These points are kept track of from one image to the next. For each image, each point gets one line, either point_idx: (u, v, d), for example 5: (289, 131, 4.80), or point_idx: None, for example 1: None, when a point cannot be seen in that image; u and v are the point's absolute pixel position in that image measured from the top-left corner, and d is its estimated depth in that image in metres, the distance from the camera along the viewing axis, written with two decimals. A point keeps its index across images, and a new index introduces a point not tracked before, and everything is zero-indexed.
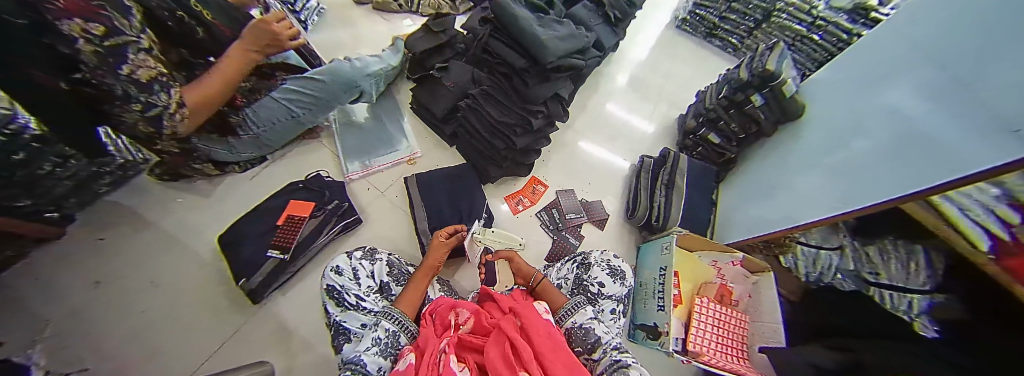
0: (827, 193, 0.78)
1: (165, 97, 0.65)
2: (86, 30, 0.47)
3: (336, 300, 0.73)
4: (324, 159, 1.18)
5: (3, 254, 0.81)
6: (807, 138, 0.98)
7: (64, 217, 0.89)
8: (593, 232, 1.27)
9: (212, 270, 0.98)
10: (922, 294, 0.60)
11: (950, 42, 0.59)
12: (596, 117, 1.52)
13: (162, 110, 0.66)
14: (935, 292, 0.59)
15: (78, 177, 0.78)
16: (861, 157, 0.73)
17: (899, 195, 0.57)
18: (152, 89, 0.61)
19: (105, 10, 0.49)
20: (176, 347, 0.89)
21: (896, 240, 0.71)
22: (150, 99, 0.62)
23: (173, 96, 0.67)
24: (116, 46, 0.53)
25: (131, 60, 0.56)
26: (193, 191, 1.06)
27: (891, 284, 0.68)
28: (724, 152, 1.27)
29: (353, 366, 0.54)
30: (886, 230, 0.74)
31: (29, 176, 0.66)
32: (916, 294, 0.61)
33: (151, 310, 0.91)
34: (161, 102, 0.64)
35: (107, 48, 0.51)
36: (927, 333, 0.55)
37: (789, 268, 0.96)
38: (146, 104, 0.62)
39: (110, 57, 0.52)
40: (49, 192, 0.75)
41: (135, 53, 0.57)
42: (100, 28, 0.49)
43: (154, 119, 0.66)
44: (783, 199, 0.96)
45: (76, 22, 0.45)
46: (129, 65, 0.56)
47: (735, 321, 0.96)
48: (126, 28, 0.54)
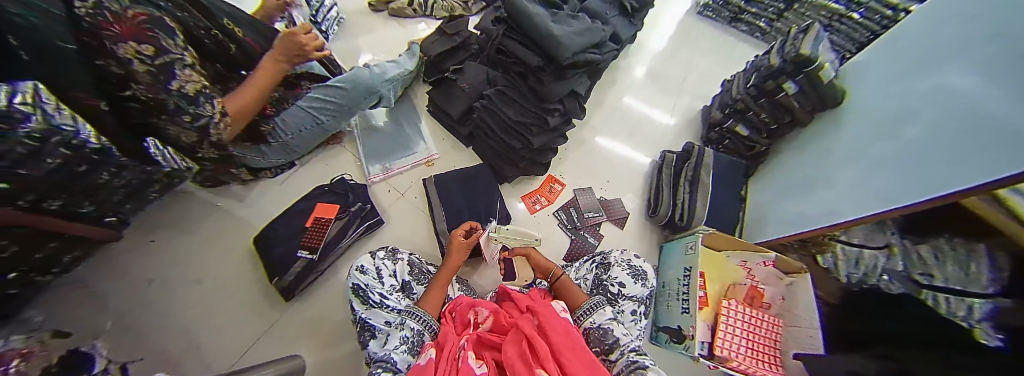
0: (874, 188, 0.72)
1: (210, 108, 0.70)
2: (138, 52, 0.52)
3: (362, 298, 0.75)
4: (347, 162, 1.23)
5: (73, 256, 0.90)
6: (850, 127, 0.91)
7: (122, 221, 0.98)
8: (613, 231, 1.24)
9: (248, 270, 1.05)
10: (984, 298, 0.53)
11: (1008, 20, 0.54)
12: (615, 112, 1.48)
13: (208, 120, 0.71)
14: (1000, 296, 0.51)
15: (132, 186, 0.86)
16: (911, 147, 0.67)
17: (959, 189, 0.51)
18: (199, 101, 0.66)
19: (153, 32, 0.53)
20: (216, 342, 0.96)
21: (955, 240, 0.62)
22: (196, 111, 0.67)
23: (216, 107, 0.71)
24: (166, 64, 0.57)
25: (179, 76, 0.60)
26: (229, 195, 1.14)
27: (948, 287, 0.60)
28: (754, 144, 1.20)
29: (383, 363, 0.56)
30: (942, 226, 0.65)
31: (91, 185, 0.73)
32: (977, 298, 0.54)
33: (193, 307, 0.99)
34: (206, 112, 0.69)
35: (158, 67, 0.56)
36: (991, 341, 0.49)
37: (827, 268, 0.90)
38: (195, 115, 0.67)
39: (160, 75, 0.57)
40: (107, 199, 0.82)
41: (181, 70, 0.61)
42: (150, 49, 0.53)
43: (202, 129, 0.72)
44: (823, 195, 0.89)
45: (130, 45, 0.50)
46: (177, 80, 0.60)
47: (767, 325, 0.91)
48: (172, 47, 0.58)
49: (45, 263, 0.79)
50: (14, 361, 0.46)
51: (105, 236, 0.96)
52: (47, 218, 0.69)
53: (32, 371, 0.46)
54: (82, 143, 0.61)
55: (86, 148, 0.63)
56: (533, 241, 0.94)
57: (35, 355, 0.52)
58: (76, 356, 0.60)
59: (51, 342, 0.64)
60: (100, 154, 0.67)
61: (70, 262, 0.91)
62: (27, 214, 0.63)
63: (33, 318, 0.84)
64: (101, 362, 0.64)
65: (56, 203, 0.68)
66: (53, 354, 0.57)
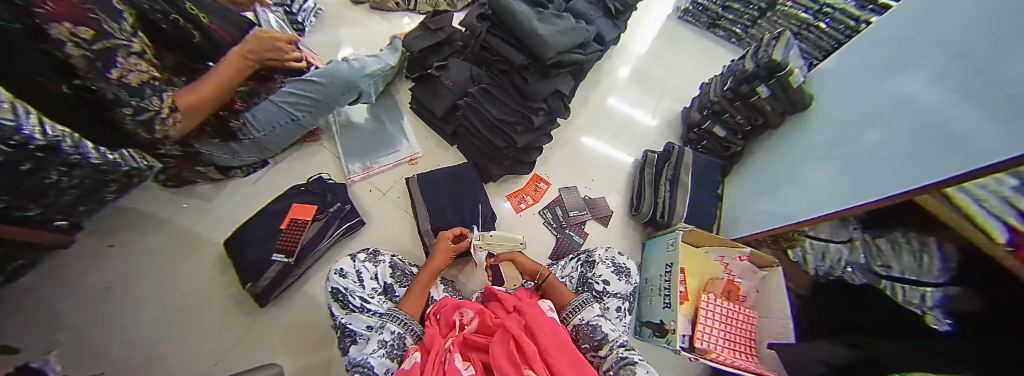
0: (839, 185, 0.76)
1: (157, 102, 0.65)
2: (74, 34, 0.47)
3: (342, 303, 0.72)
4: (326, 160, 1.18)
5: (16, 263, 0.82)
6: (815, 130, 0.96)
7: (73, 225, 0.90)
8: (597, 229, 1.26)
9: (218, 275, 0.99)
10: (935, 286, 0.57)
11: (959, 32, 0.58)
12: (599, 112, 1.50)
13: (154, 115, 0.66)
14: (949, 285, 0.55)
15: (84, 186, 0.79)
16: (873, 149, 0.71)
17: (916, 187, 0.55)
18: (143, 93, 0.62)
19: (94, 14, 0.50)
20: (184, 352, 0.90)
21: (907, 233, 0.67)
22: (141, 103, 0.63)
23: (165, 100, 0.67)
24: (106, 50, 0.53)
25: (121, 63, 0.56)
26: (196, 196, 1.07)
27: (905, 277, 0.64)
28: (730, 145, 1.25)
29: (360, 368, 0.54)
30: (897, 222, 0.69)
31: (37, 186, 0.67)
32: (929, 287, 0.58)
33: (158, 316, 0.92)
34: (152, 106, 0.65)
35: (96, 52, 0.52)
36: (942, 327, 0.53)
37: (797, 262, 0.94)
38: (137, 108, 0.63)
39: (98, 61, 0.52)
40: (57, 201, 0.76)
41: (124, 57, 0.57)
42: (89, 32, 0.49)
43: (146, 123, 0.66)
44: (794, 192, 0.93)
45: (65, 25, 0.46)
46: (117, 69, 0.56)
47: (743, 317, 0.95)
48: (116, 32, 0.54)
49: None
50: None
51: (52, 242, 0.88)
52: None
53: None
54: (26, 139, 0.58)
55: (31, 145, 0.60)
56: (519, 244, 0.96)
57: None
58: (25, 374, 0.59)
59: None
60: (46, 151, 0.63)
61: (12, 270, 0.83)
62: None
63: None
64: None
65: None
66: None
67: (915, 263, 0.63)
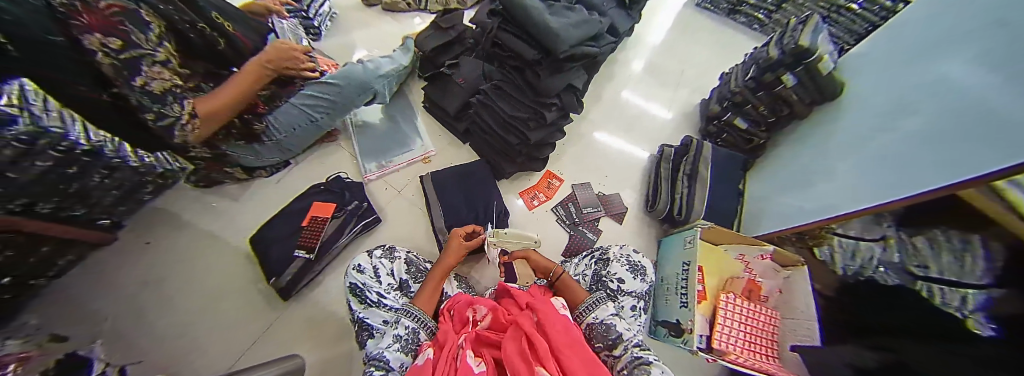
0: (872, 180, 0.72)
1: (178, 108, 0.67)
2: (104, 44, 0.50)
3: (360, 298, 0.74)
4: (343, 160, 1.21)
5: (68, 259, 0.89)
6: (848, 121, 0.90)
7: (116, 223, 0.97)
8: (611, 226, 1.24)
9: (246, 271, 1.05)
10: (978, 288, 0.53)
11: (1006, 10, 0.54)
12: (613, 106, 1.47)
13: (174, 121, 0.68)
14: (991, 286, 0.51)
15: (124, 187, 0.85)
16: (909, 140, 0.66)
17: (957, 181, 0.51)
18: (165, 100, 0.64)
19: (126, 26, 0.52)
20: (216, 343, 0.96)
21: (947, 231, 0.62)
22: (161, 109, 0.64)
23: (186, 106, 0.69)
24: (132, 59, 0.55)
25: (145, 72, 0.58)
26: (224, 196, 1.13)
27: (942, 278, 0.60)
28: (752, 138, 1.20)
29: (377, 362, 0.57)
30: (934, 220, 0.66)
31: (82, 188, 0.73)
32: (970, 289, 0.54)
33: (191, 309, 0.99)
34: (173, 112, 0.67)
35: (124, 61, 0.54)
36: (985, 332, 0.48)
37: (823, 260, 0.90)
38: (158, 114, 0.65)
39: (124, 69, 0.55)
40: (100, 202, 0.82)
41: (149, 66, 0.59)
42: (118, 42, 0.51)
43: (166, 129, 0.69)
44: (823, 188, 0.89)
45: (96, 36, 0.48)
46: (142, 77, 0.58)
47: (764, 318, 0.93)
48: (143, 42, 0.56)
49: (38, 267, 0.79)
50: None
51: (98, 239, 0.95)
52: (38, 222, 0.68)
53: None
54: (72, 145, 0.63)
55: (76, 150, 0.65)
56: (531, 242, 0.96)
57: (37, 359, 0.57)
58: (76, 362, 0.64)
59: (47, 346, 0.67)
60: (90, 155, 0.68)
61: (63, 265, 0.90)
62: (18, 218, 0.63)
63: (29, 323, 0.84)
64: (98, 366, 0.69)
65: (47, 206, 0.67)
66: (49, 358, 0.61)
67: (956, 265, 0.59)
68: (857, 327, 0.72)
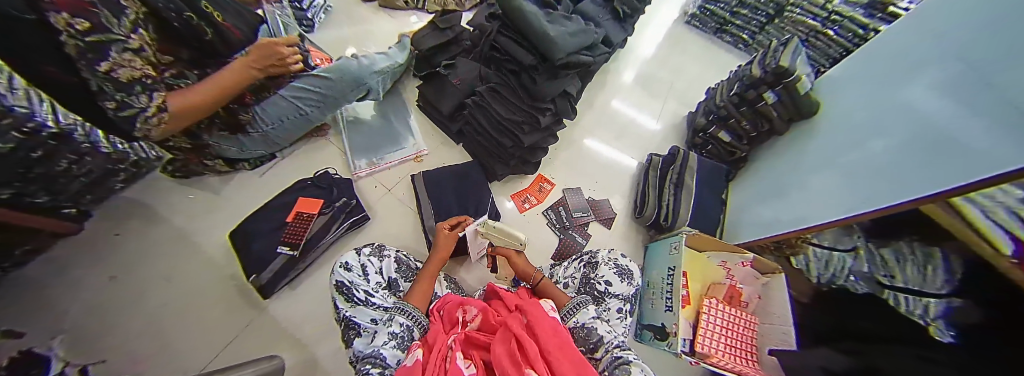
0: (842, 193, 0.77)
1: (146, 99, 0.64)
2: (71, 25, 0.47)
3: (346, 296, 0.72)
4: (332, 156, 1.19)
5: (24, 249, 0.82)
6: (821, 136, 0.96)
7: (81, 213, 0.91)
8: (600, 230, 1.26)
9: (224, 267, 1.00)
10: (937, 297, 0.57)
11: (970, 40, 0.58)
12: (605, 114, 1.50)
13: (138, 112, 0.64)
14: (951, 296, 0.55)
15: (94, 174, 0.82)
16: (878, 156, 0.71)
17: (919, 196, 0.55)
18: (132, 90, 0.61)
19: (96, 9, 0.50)
20: (186, 342, 0.91)
21: (912, 243, 0.66)
22: (126, 98, 0.61)
23: (155, 99, 0.65)
24: (101, 43, 0.52)
25: (113, 57, 0.55)
26: (204, 187, 1.08)
27: (907, 287, 0.64)
28: (735, 150, 1.24)
29: (373, 359, 0.55)
30: (902, 230, 0.69)
31: (47, 173, 0.70)
32: (932, 299, 0.57)
33: (161, 305, 0.93)
34: (139, 103, 0.63)
35: (90, 44, 0.51)
36: (944, 339, 0.53)
37: (800, 269, 0.92)
38: (122, 103, 0.61)
39: (89, 52, 0.51)
40: (66, 188, 0.78)
41: (119, 52, 0.56)
42: (85, 24, 0.49)
43: (127, 120, 0.64)
44: (796, 199, 0.94)
45: (62, 15, 0.45)
46: (108, 62, 0.55)
47: (745, 322, 0.95)
48: (115, 26, 0.54)
49: None
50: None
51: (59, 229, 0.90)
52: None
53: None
54: (37, 126, 0.62)
55: (44, 133, 0.64)
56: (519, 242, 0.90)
57: None
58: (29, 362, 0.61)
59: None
60: (59, 138, 0.68)
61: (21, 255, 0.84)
62: None
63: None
64: (56, 364, 0.66)
65: (7, 191, 0.64)
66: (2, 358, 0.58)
67: (920, 275, 0.62)
68: (831, 335, 0.76)
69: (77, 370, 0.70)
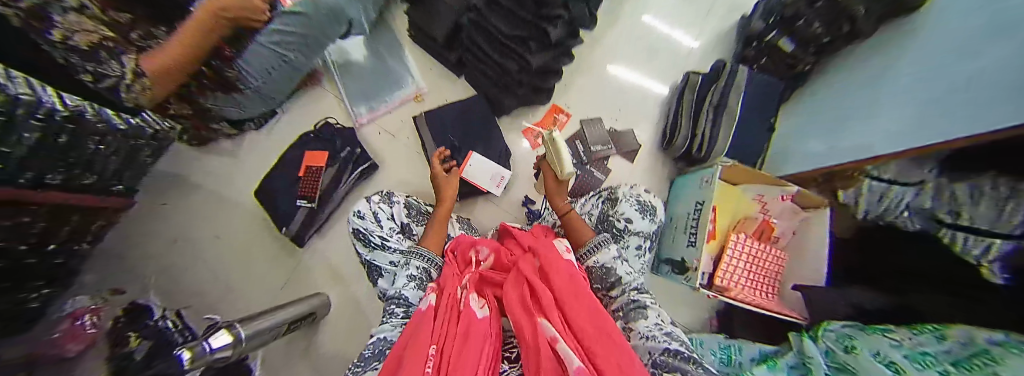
0: (928, 120, 0.60)
1: (117, 66, 0.58)
2: None
3: (364, 242, 0.76)
4: (330, 105, 1.12)
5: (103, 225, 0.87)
6: (916, 37, 0.72)
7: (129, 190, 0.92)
8: (620, 165, 1.19)
9: (260, 223, 1.07)
10: (1004, 237, 0.50)
11: None
12: (632, 27, 1.26)
13: (118, 81, 0.60)
14: None
15: (121, 152, 0.76)
16: (978, 68, 0.53)
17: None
18: (99, 57, 0.54)
19: None
20: (249, 288, 1.04)
21: (996, 182, 0.51)
22: (99, 68, 0.55)
23: (126, 64, 0.60)
24: (38, 7, 0.43)
25: (59, 22, 0.46)
26: (220, 151, 1.08)
27: (971, 226, 0.55)
28: (797, 63, 1.01)
29: (397, 300, 0.60)
30: (984, 160, 0.53)
31: (82, 156, 0.64)
32: (998, 238, 0.50)
33: (217, 259, 1.05)
34: (113, 71, 0.58)
35: (28, 11, 0.41)
36: (999, 281, 0.51)
37: (846, 203, 0.81)
38: (97, 74, 0.55)
39: (35, 21, 0.43)
40: (105, 168, 0.75)
41: (63, 15, 0.47)
42: None
43: (113, 90, 0.61)
44: (865, 126, 0.78)
45: None
46: (58, 29, 0.47)
47: (774, 260, 0.91)
48: None
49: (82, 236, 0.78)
50: (69, 322, 0.58)
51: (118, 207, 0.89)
52: (57, 195, 0.63)
53: (104, 323, 0.66)
54: (50, 112, 0.49)
55: (57, 117, 0.52)
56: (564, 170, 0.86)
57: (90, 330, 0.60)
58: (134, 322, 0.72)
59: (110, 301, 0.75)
60: (74, 121, 0.56)
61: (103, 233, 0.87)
62: (38, 194, 0.57)
63: (89, 278, 0.81)
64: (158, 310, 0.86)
65: (56, 177, 0.60)
66: (108, 319, 0.68)
67: (994, 214, 0.51)
68: (884, 285, 0.71)
69: (176, 313, 0.90)
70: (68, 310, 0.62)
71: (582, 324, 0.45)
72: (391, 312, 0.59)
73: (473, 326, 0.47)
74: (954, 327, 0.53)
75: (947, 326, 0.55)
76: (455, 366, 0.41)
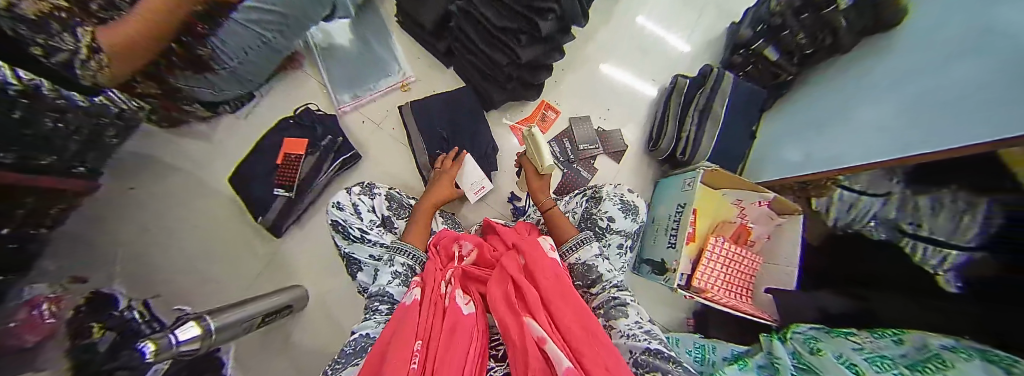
0: (899, 133, 0.63)
1: (71, 40, 0.50)
2: None
3: (343, 234, 0.73)
4: (313, 90, 1.08)
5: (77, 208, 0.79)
6: (894, 53, 0.74)
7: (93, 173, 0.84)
8: (608, 164, 1.20)
9: (236, 210, 1.03)
10: (959, 248, 0.53)
11: None
12: (623, 26, 1.26)
13: (71, 54, 0.52)
14: (977, 250, 0.50)
15: (84, 132, 0.73)
16: (950, 85, 0.55)
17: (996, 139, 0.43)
18: (52, 29, 0.46)
19: None
20: (224, 278, 1.00)
21: (955, 194, 0.54)
22: (48, 41, 0.47)
23: (82, 38, 0.51)
24: None
25: None
26: (194, 135, 1.03)
27: (929, 237, 0.58)
28: (780, 73, 1.03)
29: (382, 297, 0.60)
30: (948, 176, 0.54)
31: (39, 133, 0.61)
32: (952, 249, 0.54)
33: (189, 247, 1.00)
34: (66, 45, 0.50)
35: None
36: (953, 289, 0.55)
37: (819, 211, 0.85)
38: (47, 48, 0.48)
39: None
40: (66, 147, 0.70)
41: None
42: None
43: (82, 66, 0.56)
44: (841, 136, 0.80)
45: None
46: None
47: (748, 262, 0.95)
48: None
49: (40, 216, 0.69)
50: (25, 311, 0.52)
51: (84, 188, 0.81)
52: (12, 175, 0.58)
53: (64, 312, 0.60)
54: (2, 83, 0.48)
55: (9, 90, 0.50)
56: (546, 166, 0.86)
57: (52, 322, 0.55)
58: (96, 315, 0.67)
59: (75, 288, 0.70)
60: (28, 96, 0.54)
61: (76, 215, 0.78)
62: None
63: (58, 258, 0.71)
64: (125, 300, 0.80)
65: (10, 156, 0.56)
66: (71, 307, 0.63)
67: (950, 225, 0.54)
68: (847, 289, 0.75)
69: (142, 303, 0.86)
70: (25, 298, 0.54)
71: (570, 324, 0.46)
72: (375, 308, 0.60)
73: (459, 322, 0.46)
74: (911, 332, 0.56)
75: (905, 331, 0.58)
76: (442, 362, 0.41)
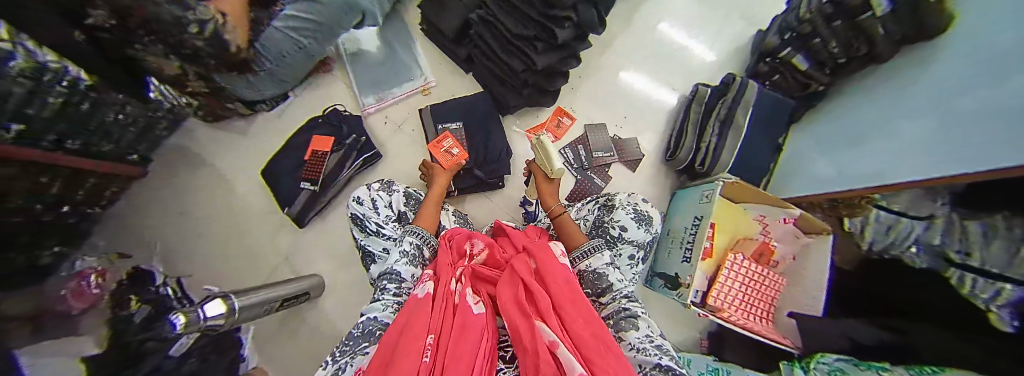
0: (938, 151, 0.58)
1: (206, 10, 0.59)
2: None
3: (360, 226, 0.77)
4: (340, 92, 1.15)
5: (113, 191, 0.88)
6: (936, 65, 0.68)
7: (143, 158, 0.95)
8: (622, 173, 1.17)
9: (264, 201, 1.11)
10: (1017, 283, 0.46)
11: None
12: (643, 34, 1.25)
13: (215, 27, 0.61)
14: None
15: (139, 123, 0.83)
16: (990, 102, 0.50)
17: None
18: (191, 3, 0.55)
19: None
20: (249, 263, 1.07)
21: (1010, 220, 0.47)
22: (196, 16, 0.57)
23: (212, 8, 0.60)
24: None
25: None
26: (232, 129, 1.12)
27: (979, 267, 0.52)
28: (810, 82, 0.98)
29: (390, 275, 0.61)
30: (997, 201, 0.49)
31: (102, 125, 0.69)
32: (1009, 283, 0.46)
33: (221, 233, 1.08)
34: (206, 16, 0.59)
35: None
36: (1007, 328, 0.47)
37: (851, 232, 0.81)
38: (199, 22, 0.58)
39: None
40: (123, 137, 0.79)
41: None
42: None
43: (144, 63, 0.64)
44: (876, 151, 0.75)
45: None
46: None
47: (770, 283, 0.89)
48: None
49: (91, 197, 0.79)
50: (75, 281, 0.60)
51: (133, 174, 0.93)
52: (73, 159, 0.66)
53: (108, 284, 0.67)
54: (74, 81, 0.56)
55: (82, 85, 0.58)
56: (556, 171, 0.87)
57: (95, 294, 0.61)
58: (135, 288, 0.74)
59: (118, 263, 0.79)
60: (97, 90, 0.62)
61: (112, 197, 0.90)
62: (56, 155, 0.61)
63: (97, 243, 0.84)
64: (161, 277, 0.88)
65: (76, 142, 0.65)
66: (116, 280, 0.71)
67: (1006, 257, 0.48)
68: (878, 318, 0.69)
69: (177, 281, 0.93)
70: (74, 270, 0.63)
71: (580, 332, 0.45)
72: (384, 288, 0.60)
73: (469, 321, 0.46)
74: (953, 371, 0.51)
75: (947, 369, 0.53)
76: (451, 359, 0.41)
